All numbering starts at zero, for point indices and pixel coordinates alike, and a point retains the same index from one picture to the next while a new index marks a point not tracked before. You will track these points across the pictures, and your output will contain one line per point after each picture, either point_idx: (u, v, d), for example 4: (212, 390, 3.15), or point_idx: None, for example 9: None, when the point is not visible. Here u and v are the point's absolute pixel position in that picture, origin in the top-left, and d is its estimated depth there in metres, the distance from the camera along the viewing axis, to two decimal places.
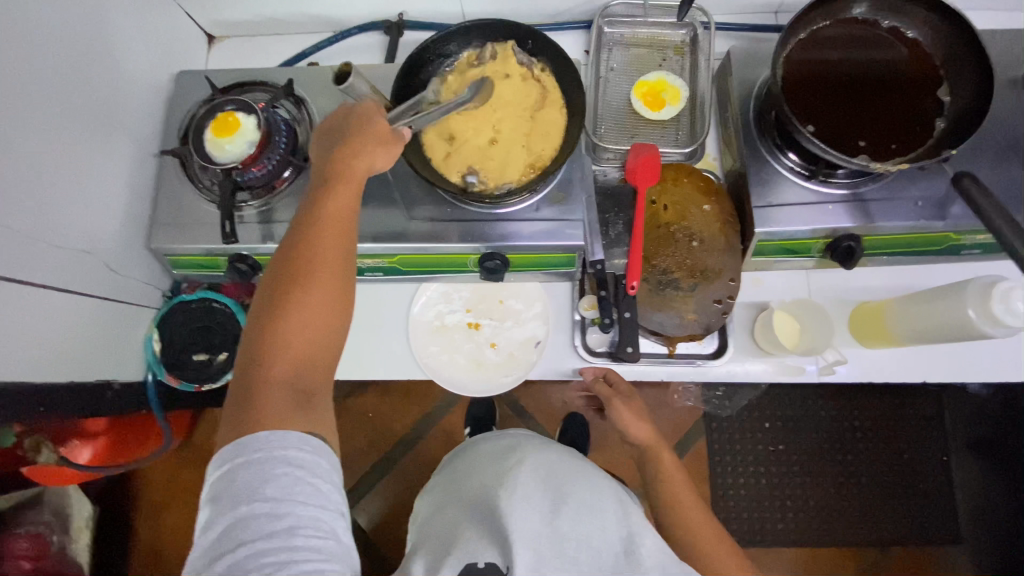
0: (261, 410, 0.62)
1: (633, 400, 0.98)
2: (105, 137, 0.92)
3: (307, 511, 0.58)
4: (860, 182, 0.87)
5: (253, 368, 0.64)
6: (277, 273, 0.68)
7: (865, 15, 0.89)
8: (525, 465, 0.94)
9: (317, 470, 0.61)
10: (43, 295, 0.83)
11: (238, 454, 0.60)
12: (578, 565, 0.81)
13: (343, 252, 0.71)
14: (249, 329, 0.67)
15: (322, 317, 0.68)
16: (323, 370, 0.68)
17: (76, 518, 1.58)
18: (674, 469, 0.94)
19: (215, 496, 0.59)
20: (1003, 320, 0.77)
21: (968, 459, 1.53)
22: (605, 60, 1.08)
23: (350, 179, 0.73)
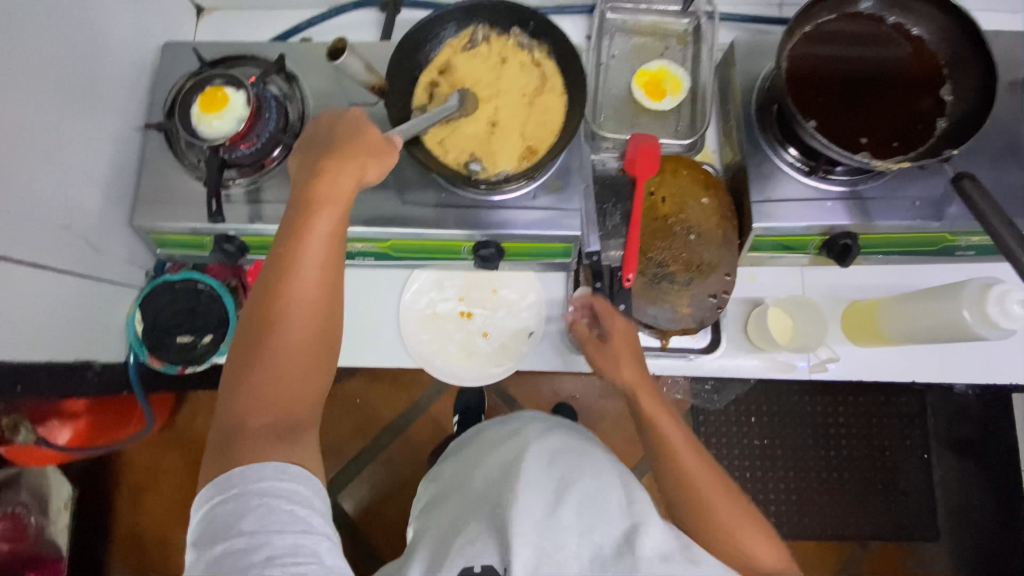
0: (242, 448, 0.62)
1: (609, 343, 0.85)
2: (87, 108, 0.88)
3: (284, 539, 0.58)
4: (858, 180, 0.87)
5: (236, 405, 0.65)
6: (258, 303, 0.66)
7: (872, 10, 0.88)
8: (529, 452, 0.90)
9: (296, 498, 0.61)
10: (20, 272, 0.80)
11: (218, 492, 0.61)
12: (578, 559, 0.73)
13: (328, 277, 0.69)
14: (232, 363, 0.67)
15: (306, 349, 0.67)
16: (309, 400, 0.68)
17: (55, 499, 1.55)
18: (660, 413, 0.82)
19: (198, 535, 0.60)
20: (1000, 323, 0.78)
21: (947, 458, 1.56)
22: (606, 47, 1.06)
23: (335, 196, 0.69)
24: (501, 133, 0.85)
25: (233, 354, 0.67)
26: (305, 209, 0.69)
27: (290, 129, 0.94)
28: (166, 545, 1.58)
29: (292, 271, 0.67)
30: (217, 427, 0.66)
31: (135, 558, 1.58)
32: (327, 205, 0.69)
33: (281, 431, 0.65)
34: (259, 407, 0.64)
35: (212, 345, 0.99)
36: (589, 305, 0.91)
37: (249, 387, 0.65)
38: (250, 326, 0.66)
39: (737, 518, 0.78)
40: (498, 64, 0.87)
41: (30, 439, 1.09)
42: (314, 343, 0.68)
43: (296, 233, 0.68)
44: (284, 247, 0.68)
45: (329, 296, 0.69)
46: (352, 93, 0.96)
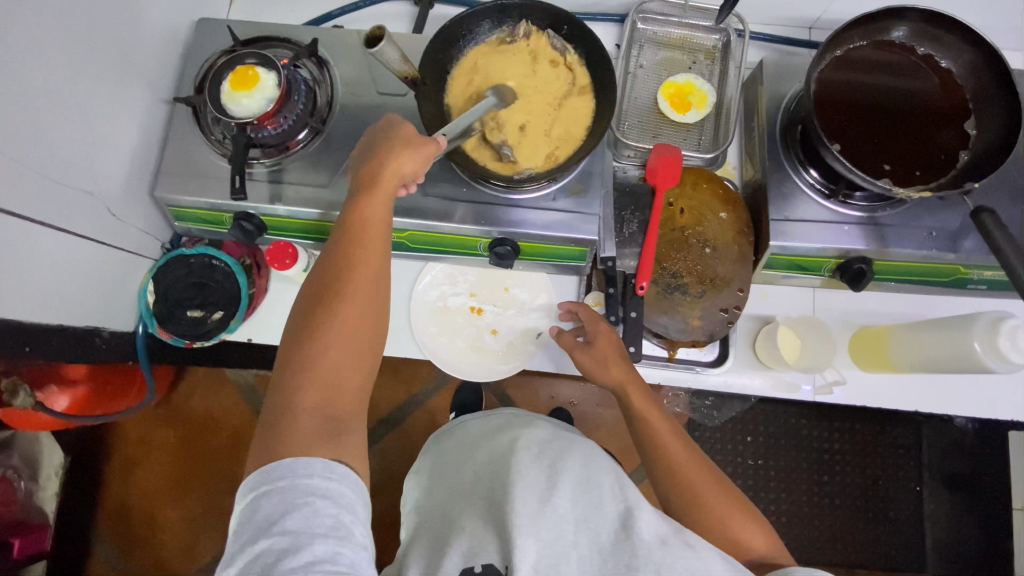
0: (288, 438, 0.62)
1: (594, 345, 0.88)
2: (120, 77, 0.89)
3: (325, 545, 0.56)
4: (876, 207, 0.88)
5: (284, 394, 0.66)
6: (312, 296, 0.70)
7: (902, 40, 0.89)
8: (520, 441, 0.93)
9: (341, 502, 0.60)
10: (39, 232, 0.80)
11: (263, 482, 0.60)
12: (576, 548, 0.73)
13: (376, 270, 0.73)
14: (283, 353, 0.69)
15: (352, 338, 0.68)
16: (354, 394, 0.68)
17: (47, 465, 1.55)
18: (649, 410, 0.84)
19: (239, 528, 0.59)
20: (1008, 356, 0.78)
21: (940, 492, 1.56)
22: (635, 56, 1.07)
23: (382, 186, 0.74)
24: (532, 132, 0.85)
25: (287, 342, 0.70)
26: (357, 202, 0.74)
27: (317, 113, 0.95)
28: (153, 521, 1.57)
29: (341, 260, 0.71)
30: (263, 422, 0.66)
31: (120, 531, 1.57)
32: (377, 193, 0.74)
33: (329, 422, 0.65)
34: (309, 393, 0.65)
35: (221, 321, 0.98)
36: (575, 311, 0.94)
37: (299, 372, 0.66)
38: (302, 315, 0.70)
39: (729, 507, 0.77)
40: (528, 60, 0.88)
41: (29, 403, 1.07)
42: (362, 331, 0.69)
43: (348, 226, 0.73)
44: (336, 242, 0.73)
45: (377, 288, 0.72)
46: (382, 82, 0.96)
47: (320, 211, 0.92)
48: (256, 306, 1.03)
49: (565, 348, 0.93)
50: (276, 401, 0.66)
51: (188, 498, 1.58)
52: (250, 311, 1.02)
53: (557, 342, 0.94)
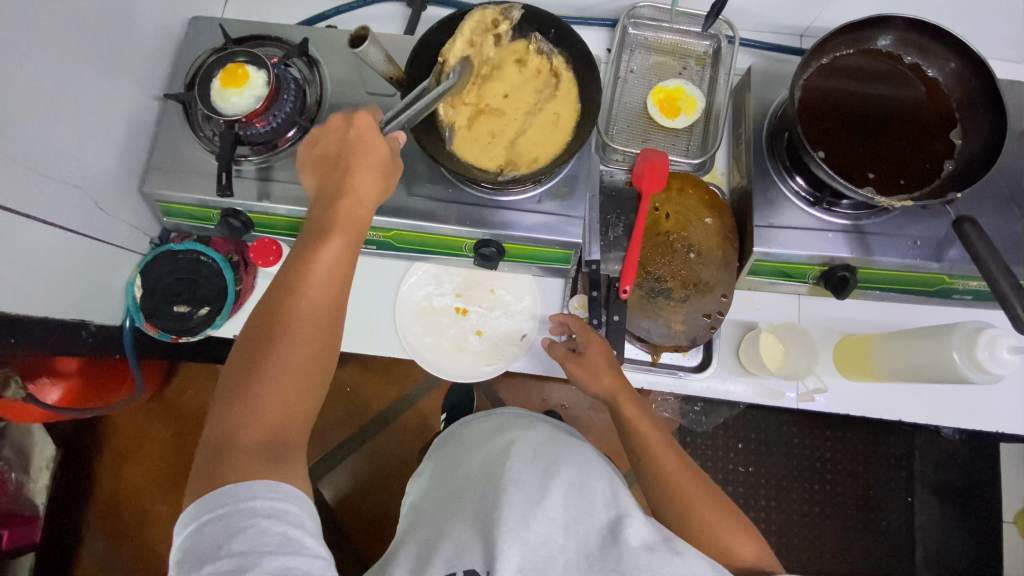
0: (229, 466, 0.62)
1: (586, 356, 0.88)
2: (111, 73, 0.90)
3: (274, 560, 0.56)
4: (862, 215, 0.88)
5: (227, 422, 0.66)
6: (263, 322, 0.70)
7: (889, 49, 0.89)
8: (515, 447, 0.90)
9: (287, 519, 0.60)
10: (26, 224, 0.81)
11: (205, 511, 0.60)
12: (563, 552, 0.73)
13: (331, 299, 0.73)
14: (229, 378, 0.69)
15: (305, 362, 0.69)
16: (298, 422, 0.69)
17: (37, 457, 1.53)
18: (639, 418, 0.85)
19: (181, 559, 0.58)
20: (987, 366, 0.78)
21: (932, 504, 1.54)
22: (625, 61, 1.08)
23: (342, 216, 0.75)
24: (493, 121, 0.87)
25: (237, 359, 0.70)
26: (319, 227, 0.75)
27: (306, 112, 0.96)
28: (143, 515, 1.57)
29: (301, 278, 0.72)
30: (204, 448, 0.66)
31: (109, 526, 1.57)
32: (336, 223, 0.75)
33: (275, 446, 0.65)
34: (251, 420, 0.65)
35: (206, 317, 0.99)
36: (566, 323, 0.94)
37: (243, 399, 0.66)
38: (258, 332, 0.70)
39: (716, 515, 0.77)
40: (493, 42, 0.87)
41: (20, 395, 1.06)
42: (311, 360, 0.70)
43: (311, 245, 0.74)
44: (297, 259, 0.73)
45: (331, 316, 0.73)
46: (371, 83, 0.97)
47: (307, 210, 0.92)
48: (242, 303, 1.04)
49: (556, 359, 0.93)
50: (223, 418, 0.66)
51: (178, 494, 1.58)
52: (238, 308, 1.02)
53: (549, 354, 0.93)
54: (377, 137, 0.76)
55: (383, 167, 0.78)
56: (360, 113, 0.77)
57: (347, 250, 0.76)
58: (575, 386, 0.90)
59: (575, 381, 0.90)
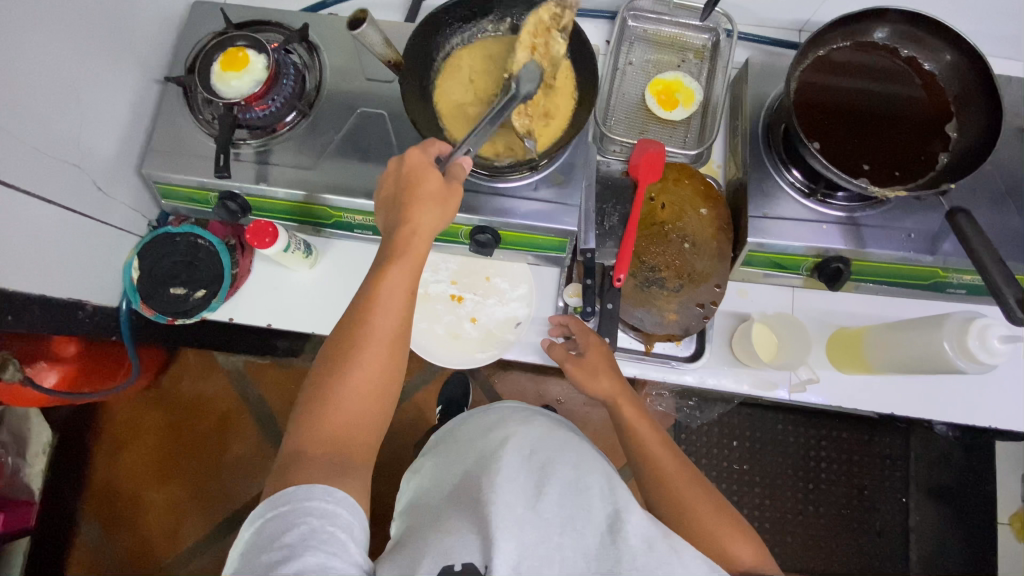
0: (294, 473, 0.63)
1: (586, 357, 0.89)
2: (113, 54, 0.90)
3: (315, 557, 0.57)
4: (856, 207, 0.88)
5: (298, 438, 0.67)
6: (334, 345, 0.70)
7: (885, 41, 0.89)
8: (512, 442, 0.88)
9: (336, 521, 0.60)
10: (24, 201, 0.81)
11: (270, 508, 0.61)
12: (560, 550, 0.71)
13: (398, 327, 0.71)
14: (303, 396, 0.70)
15: (371, 386, 0.69)
16: (365, 440, 0.69)
17: (34, 442, 1.54)
18: (638, 420, 0.85)
19: (245, 550, 0.60)
20: (976, 355, 0.78)
21: (926, 504, 1.53)
22: (624, 53, 1.07)
23: (405, 241, 0.72)
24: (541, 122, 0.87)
25: (312, 379, 0.71)
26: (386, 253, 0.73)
27: (305, 97, 0.96)
28: (137, 503, 1.57)
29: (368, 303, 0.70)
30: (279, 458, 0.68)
31: (101, 514, 1.56)
32: (401, 250, 0.72)
33: (342, 464, 0.66)
34: (319, 436, 0.66)
35: (203, 300, 0.99)
36: (565, 325, 0.96)
37: (313, 416, 0.68)
38: (328, 356, 0.70)
39: (713, 516, 0.76)
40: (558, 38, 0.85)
41: (18, 377, 1.04)
42: (376, 383, 0.69)
43: (379, 269, 0.72)
44: (365, 286, 0.72)
45: (398, 342, 0.71)
46: (370, 69, 0.97)
47: (304, 193, 0.92)
48: (239, 287, 1.04)
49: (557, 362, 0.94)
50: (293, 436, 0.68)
51: (172, 482, 1.58)
52: (233, 291, 1.03)
53: (548, 355, 0.94)
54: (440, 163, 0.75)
55: (445, 191, 0.74)
56: (414, 149, 0.75)
57: (415, 279, 0.73)
58: (573, 386, 0.91)
59: (575, 383, 0.91)
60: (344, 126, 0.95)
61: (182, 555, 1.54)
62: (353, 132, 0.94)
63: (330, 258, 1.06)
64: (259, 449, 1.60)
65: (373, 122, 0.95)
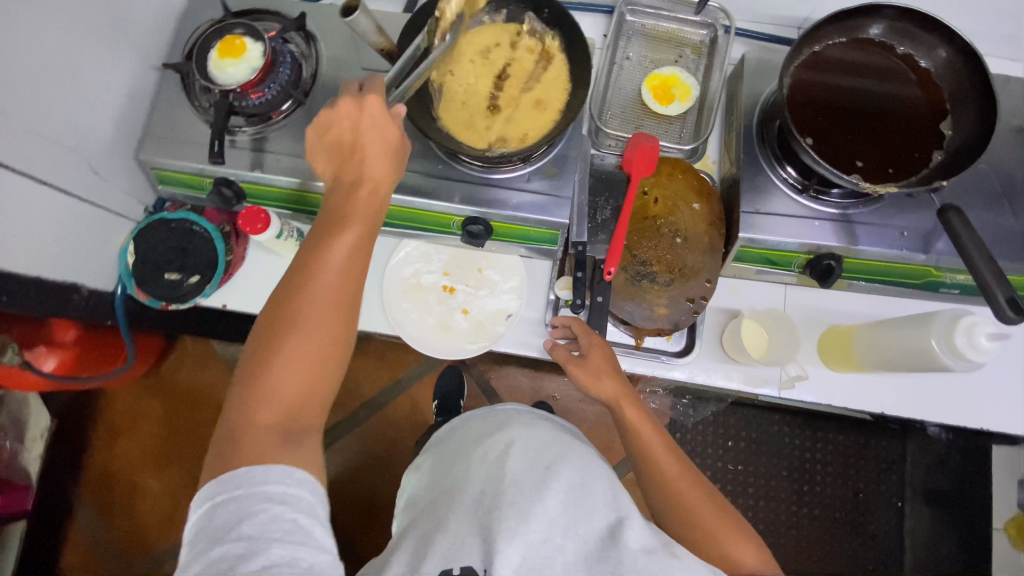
0: (246, 444, 0.62)
1: (588, 359, 0.88)
2: (112, 39, 0.91)
3: (282, 548, 0.56)
4: (850, 205, 0.87)
5: (244, 403, 0.65)
6: (279, 305, 0.69)
7: (881, 38, 0.89)
8: (516, 447, 0.84)
9: (299, 506, 0.60)
10: (20, 182, 0.82)
11: (219, 492, 0.60)
12: (562, 554, 0.69)
13: (349, 287, 0.71)
14: (246, 358, 0.68)
15: (315, 349, 0.67)
16: (316, 401, 0.69)
17: (32, 426, 1.55)
18: (641, 423, 0.84)
19: (195, 538, 0.58)
20: (964, 354, 0.77)
21: (922, 509, 1.52)
22: (622, 47, 1.07)
23: (359, 199, 0.74)
24: (532, 103, 0.89)
25: (256, 341, 0.69)
26: (337, 214, 0.73)
27: (301, 86, 0.96)
28: (132, 490, 1.57)
29: (314, 264, 0.70)
30: (223, 425, 0.66)
31: (99, 500, 1.56)
32: (353, 210, 0.73)
33: (290, 429, 0.65)
34: (267, 399, 0.65)
35: (196, 286, 1.00)
36: (569, 327, 0.94)
37: (259, 379, 0.66)
38: (270, 319, 0.69)
39: (716, 522, 0.76)
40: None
41: (16, 360, 1.08)
42: (324, 342, 0.68)
43: (326, 234, 0.72)
44: (314, 245, 0.71)
45: (347, 298, 0.71)
46: (366, 59, 0.98)
47: (298, 181, 0.93)
48: (233, 273, 1.05)
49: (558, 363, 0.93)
50: (236, 405, 0.66)
51: (169, 470, 1.59)
52: (227, 278, 1.04)
53: (551, 356, 0.94)
54: (389, 123, 0.74)
55: (396, 148, 0.77)
56: (372, 98, 0.73)
57: (364, 236, 0.73)
58: (576, 388, 0.90)
59: (577, 385, 0.90)
60: None
61: (177, 541, 1.55)
62: None
63: None
64: None
65: None
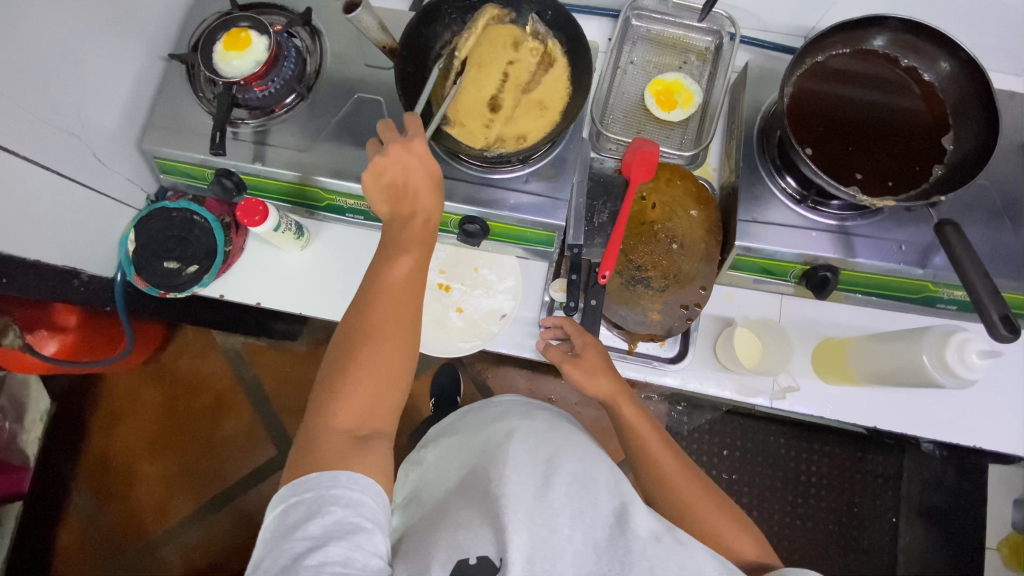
0: (317, 454, 0.64)
1: (583, 358, 0.87)
2: (119, 27, 0.92)
3: (339, 549, 0.57)
4: (848, 216, 0.87)
5: (317, 418, 0.67)
6: (347, 327, 0.72)
7: (884, 50, 0.89)
8: (518, 435, 0.83)
9: (362, 510, 0.61)
10: (21, 165, 0.83)
11: (291, 494, 0.61)
12: (571, 543, 0.67)
13: (410, 303, 0.73)
14: (319, 380, 0.71)
15: (381, 363, 0.69)
16: (387, 414, 0.70)
17: (32, 409, 1.56)
18: (639, 421, 0.83)
19: (267, 534, 0.60)
20: (954, 370, 0.77)
21: (917, 525, 1.50)
22: (626, 52, 1.07)
23: (414, 222, 0.76)
24: (534, 107, 0.89)
25: (326, 363, 0.72)
26: (395, 242, 0.75)
27: (305, 80, 0.97)
28: (128, 475, 1.58)
29: (373, 286, 0.73)
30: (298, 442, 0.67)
31: (96, 485, 1.57)
32: (405, 234, 0.76)
33: (360, 438, 0.66)
34: (340, 412, 0.67)
35: (195, 275, 1.00)
36: (561, 327, 0.93)
37: (332, 397, 0.68)
38: (338, 341, 0.72)
39: (716, 514, 0.76)
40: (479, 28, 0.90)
41: (18, 343, 1.07)
42: (392, 356, 0.70)
43: (383, 259, 0.74)
44: (373, 268, 0.74)
45: (410, 315, 0.73)
46: (370, 56, 0.98)
47: (298, 174, 0.93)
48: (231, 264, 1.05)
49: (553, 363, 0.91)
50: (308, 423, 0.68)
51: (165, 456, 1.60)
52: (225, 269, 1.04)
53: (545, 358, 0.92)
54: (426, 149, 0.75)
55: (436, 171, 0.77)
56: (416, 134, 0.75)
57: (420, 256, 0.75)
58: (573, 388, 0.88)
59: (573, 385, 0.88)
60: (341, 109, 0.96)
61: (171, 528, 1.56)
62: (348, 116, 0.95)
63: (323, 241, 1.07)
64: (252, 429, 1.61)
65: (369, 108, 0.96)
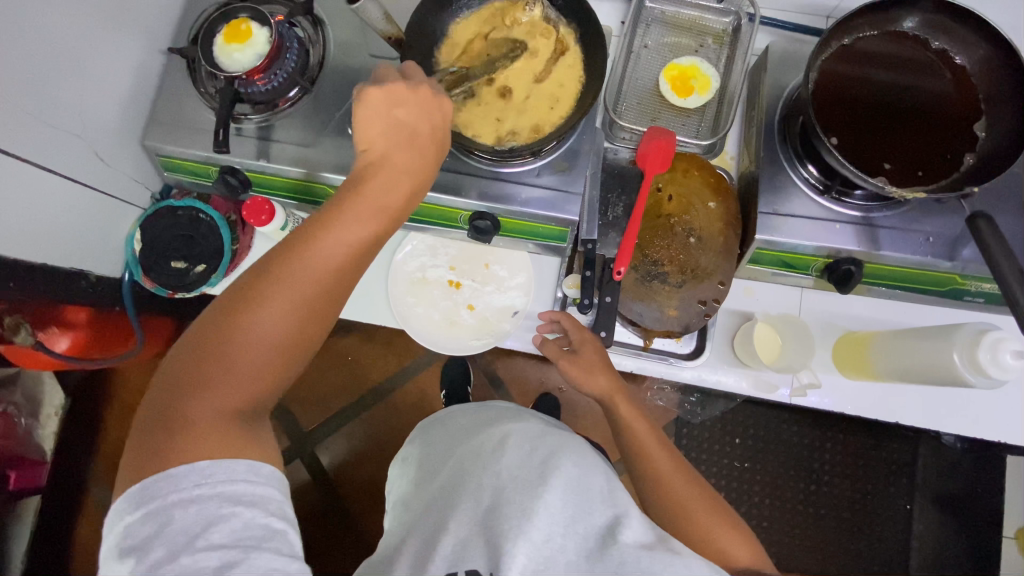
0: (191, 419, 0.58)
1: (581, 354, 0.87)
2: (117, 22, 0.89)
3: (261, 558, 0.53)
4: (873, 207, 0.83)
5: (195, 371, 0.61)
6: (260, 276, 0.64)
7: (915, 31, 0.84)
8: (512, 440, 0.82)
9: (269, 508, 0.56)
10: (23, 170, 0.81)
11: (168, 491, 0.54)
12: (563, 552, 0.66)
13: (345, 276, 0.68)
14: (206, 321, 0.63)
15: (293, 330, 0.64)
16: (275, 384, 0.65)
17: (47, 404, 1.56)
18: (635, 419, 0.81)
19: (143, 544, 0.53)
20: (987, 370, 0.75)
21: (931, 512, 1.49)
22: (640, 35, 1.03)
23: (370, 188, 0.69)
24: (547, 99, 0.86)
25: (221, 306, 0.64)
26: (348, 201, 0.68)
27: (308, 73, 0.94)
28: None
29: (310, 251, 0.65)
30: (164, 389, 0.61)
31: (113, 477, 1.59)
32: (362, 197, 0.68)
33: (246, 415, 0.62)
34: (228, 373, 0.61)
35: (203, 274, 0.99)
36: (556, 321, 0.91)
37: (222, 352, 0.61)
38: (242, 293, 0.64)
39: (710, 517, 0.74)
40: (500, 28, 0.89)
41: (30, 341, 0.97)
42: (302, 328, 0.65)
43: (329, 218, 0.67)
44: (314, 223, 0.67)
45: (339, 289, 0.68)
46: (374, 46, 0.95)
47: (304, 170, 0.91)
48: (239, 261, 1.04)
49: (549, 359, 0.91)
50: (186, 366, 0.61)
51: None
52: (232, 267, 1.04)
53: (541, 352, 0.92)
54: (434, 114, 0.73)
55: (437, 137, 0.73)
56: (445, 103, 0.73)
57: (371, 228, 0.69)
58: (570, 386, 0.87)
59: (569, 381, 0.87)
60: (346, 103, 0.93)
61: None
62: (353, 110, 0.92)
63: None
64: None
65: None
